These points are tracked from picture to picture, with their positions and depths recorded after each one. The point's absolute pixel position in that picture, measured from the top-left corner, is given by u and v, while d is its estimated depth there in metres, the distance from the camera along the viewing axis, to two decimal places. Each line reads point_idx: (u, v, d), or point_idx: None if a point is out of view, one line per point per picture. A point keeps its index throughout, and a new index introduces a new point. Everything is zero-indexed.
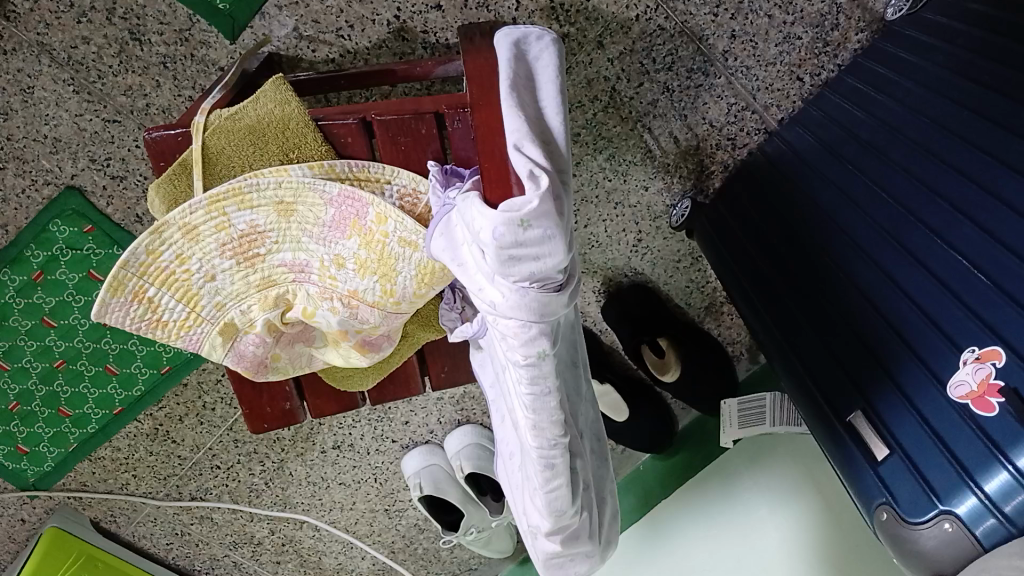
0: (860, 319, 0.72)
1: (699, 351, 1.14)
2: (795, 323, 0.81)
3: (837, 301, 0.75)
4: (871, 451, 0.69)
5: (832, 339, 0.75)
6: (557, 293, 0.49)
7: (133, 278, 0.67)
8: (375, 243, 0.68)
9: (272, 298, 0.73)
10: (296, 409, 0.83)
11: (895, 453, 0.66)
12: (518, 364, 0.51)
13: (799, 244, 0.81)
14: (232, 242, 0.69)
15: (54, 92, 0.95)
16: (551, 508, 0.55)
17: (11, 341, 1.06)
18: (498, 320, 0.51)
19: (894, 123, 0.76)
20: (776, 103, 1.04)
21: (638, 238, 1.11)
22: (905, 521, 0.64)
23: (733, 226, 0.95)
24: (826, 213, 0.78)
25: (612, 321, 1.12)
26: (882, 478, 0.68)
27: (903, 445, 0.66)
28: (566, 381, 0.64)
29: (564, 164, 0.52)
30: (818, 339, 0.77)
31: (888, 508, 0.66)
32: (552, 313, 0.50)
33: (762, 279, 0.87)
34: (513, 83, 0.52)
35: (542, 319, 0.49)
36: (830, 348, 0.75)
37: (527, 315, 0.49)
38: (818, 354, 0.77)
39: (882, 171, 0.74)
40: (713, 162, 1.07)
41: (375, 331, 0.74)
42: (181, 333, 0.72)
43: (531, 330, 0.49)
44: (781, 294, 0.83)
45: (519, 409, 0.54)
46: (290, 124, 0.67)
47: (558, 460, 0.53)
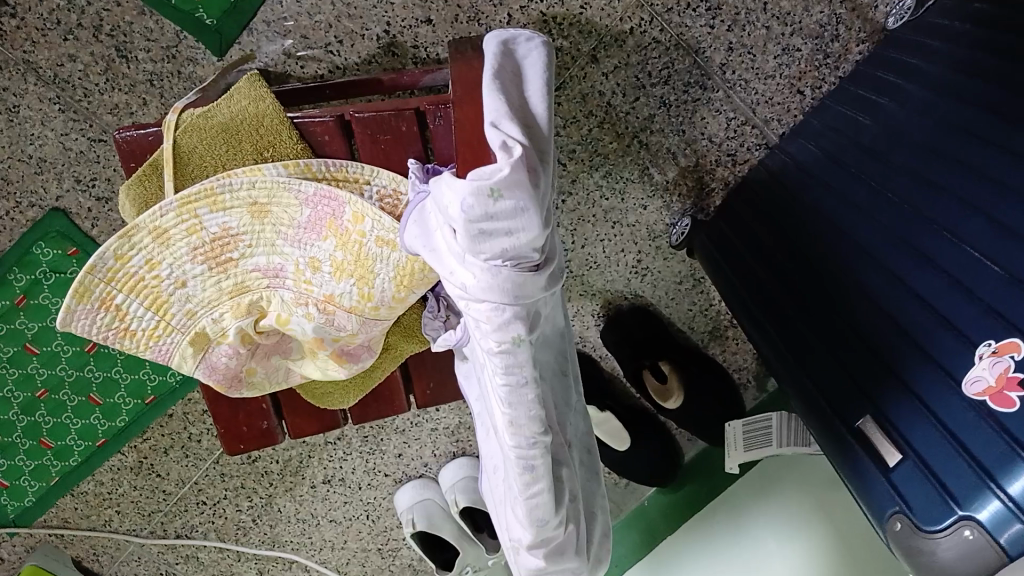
0: (869, 328, 0.67)
1: (701, 378, 1.08)
2: (808, 342, 0.76)
3: (846, 311, 0.70)
4: (883, 458, 0.64)
5: (843, 352, 0.70)
6: (533, 274, 0.45)
7: (101, 285, 0.65)
8: (352, 243, 0.64)
9: (245, 305, 0.69)
10: (273, 428, 0.78)
11: (907, 458, 0.61)
12: (491, 353, 0.46)
13: (801, 254, 0.78)
14: (203, 245, 0.66)
15: (40, 111, 0.95)
16: (532, 518, 0.50)
17: None
18: (467, 303, 0.47)
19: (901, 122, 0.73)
20: (777, 117, 1.00)
21: (638, 260, 1.07)
22: (921, 530, 0.58)
23: (736, 248, 0.91)
24: (828, 220, 0.75)
25: (611, 345, 1.08)
26: (894, 486, 0.62)
27: (916, 449, 0.61)
28: (551, 389, 0.60)
29: (546, 149, 0.49)
30: (824, 348, 0.73)
31: (901, 517, 0.61)
32: (528, 297, 0.45)
33: (770, 300, 0.83)
34: (497, 73, 0.50)
35: (516, 302, 0.45)
36: (837, 356, 0.71)
37: (500, 297, 0.44)
38: (830, 371, 0.72)
39: (884, 178, 0.71)
40: (713, 179, 1.03)
41: (353, 340, 0.68)
42: (150, 343, 0.69)
43: (505, 314, 0.45)
44: (791, 313, 0.79)
45: (496, 406, 0.49)
46: (264, 121, 0.65)
47: (540, 462, 0.48)
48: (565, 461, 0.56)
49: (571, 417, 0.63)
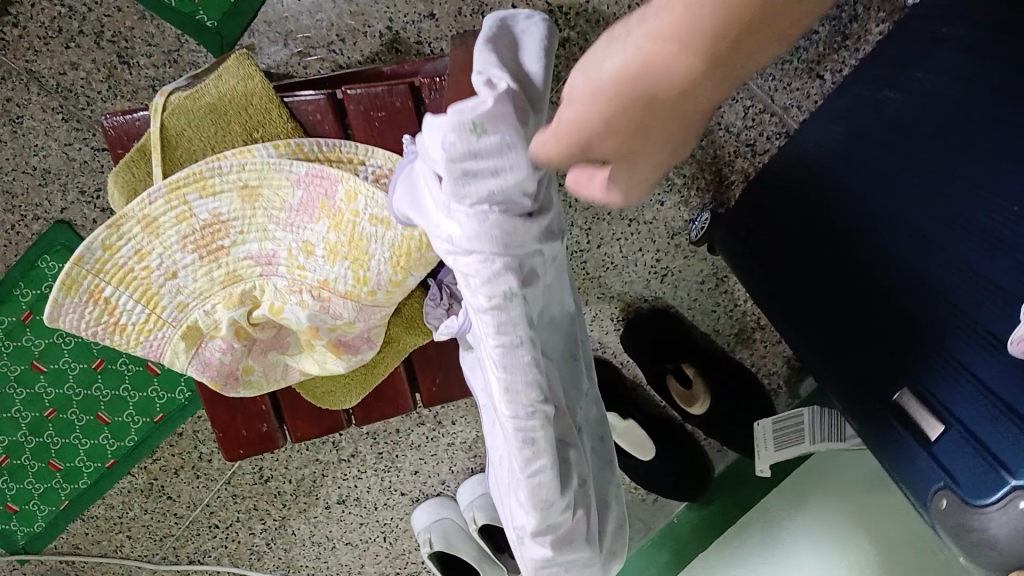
0: (907, 304, 0.61)
1: (726, 384, 1.03)
2: (840, 332, 0.69)
3: (881, 290, 0.64)
4: (925, 432, 0.59)
5: (883, 337, 0.64)
6: (524, 221, 0.41)
7: (89, 277, 0.62)
8: (345, 224, 0.61)
9: (237, 295, 0.65)
10: (273, 432, 0.74)
11: (951, 429, 0.57)
12: (481, 311, 0.42)
13: (818, 230, 0.71)
14: (194, 233, 0.64)
15: (43, 121, 0.94)
16: (535, 500, 0.45)
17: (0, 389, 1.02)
18: (452, 258, 0.43)
19: (904, 77, 0.66)
20: (796, 104, 0.94)
21: (657, 259, 1.02)
22: (970, 506, 0.54)
23: (749, 245, 0.85)
24: (845, 192, 0.68)
25: (631, 350, 1.02)
26: (937, 460, 0.58)
27: (962, 419, 0.56)
28: (557, 371, 0.55)
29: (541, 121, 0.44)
30: (863, 333, 0.66)
31: (947, 493, 0.56)
32: (520, 246, 0.41)
33: (791, 296, 0.76)
34: (490, 41, 0.46)
35: (507, 252, 0.41)
36: (878, 337, 0.65)
37: (490, 246, 0.40)
38: (872, 359, 0.66)
39: (897, 140, 0.65)
40: (733, 170, 0.98)
41: (351, 330, 0.64)
42: (140, 338, 0.65)
43: (495, 266, 0.41)
44: (817, 304, 0.72)
45: (490, 375, 0.45)
46: (253, 100, 0.62)
47: (541, 435, 0.44)
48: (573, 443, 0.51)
49: (580, 403, 0.58)
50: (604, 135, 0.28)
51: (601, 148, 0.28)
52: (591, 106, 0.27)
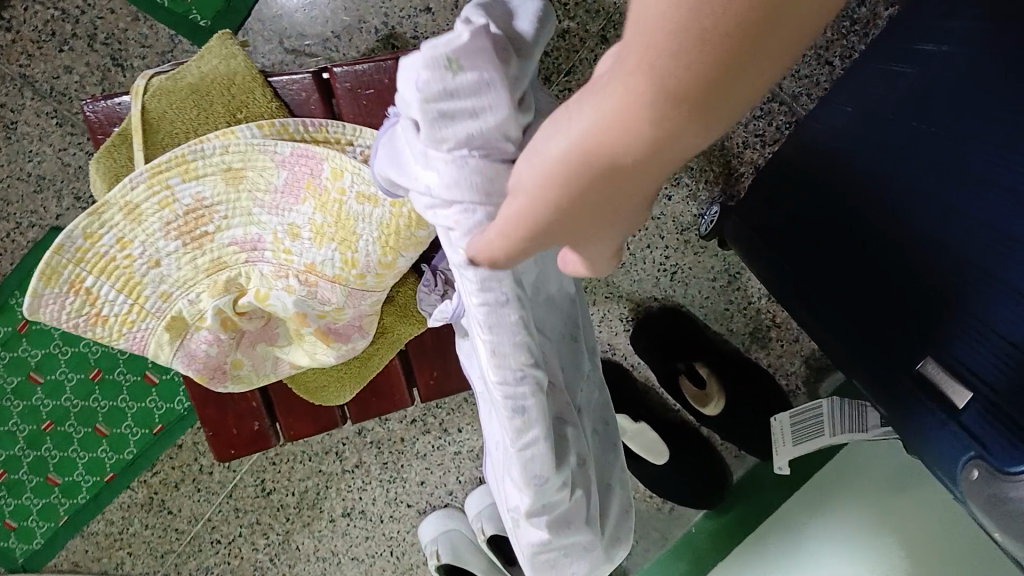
0: (932, 276, 0.54)
1: (740, 384, 0.98)
2: (857, 322, 0.61)
3: (901, 257, 0.56)
4: (951, 401, 0.53)
5: (907, 319, 0.56)
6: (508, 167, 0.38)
7: (69, 266, 0.60)
8: (331, 203, 0.58)
9: (222, 283, 0.63)
10: (266, 431, 0.71)
11: (983, 394, 0.51)
12: (463, 267, 0.39)
13: (831, 201, 0.62)
14: (176, 219, 0.61)
15: (37, 126, 0.93)
16: (526, 476, 0.42)
17: None
18: (435, 210, 0.40)
19: (910, 33, 0.58)
20: (805, 91, 0.91)
21: (665, 256, 0.98)
22: (1010, 471, 0.48)
23: (753, 239, 0.78)
24: (844, 156, 0.61)
25: (641, 350, 0.98)
26: (968, 430, 0.52)
27: (995, 382, 0.51)
28: (555, 351, 0.52)
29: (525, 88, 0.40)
30: (887, 309, 0.58)
31: (980, 463, 0.50)
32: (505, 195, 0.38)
33: (797, 291, 0.68)
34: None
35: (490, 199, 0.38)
36: (903, 312, 0.57)
37: (470, 194, 0.38)
38: (897, 346, 0.57)
39: (902, 103, 0.57)
40: (741, 162, 0.93)
41: (340, 317, 0.62)
42: (123, 330, 0.63)
43: (477, 216, 0.38)
44: (826, 295, 0.64)
45: (477, 340, 0.42)
46: (236, 80, 0.61)
47: (532, 404, 0.41)
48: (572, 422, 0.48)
49: (581, 386, 0.55)
50: (552, 214, 0.32)
51: (547, 230, 0.33)
52: (539, 188, 0.31)
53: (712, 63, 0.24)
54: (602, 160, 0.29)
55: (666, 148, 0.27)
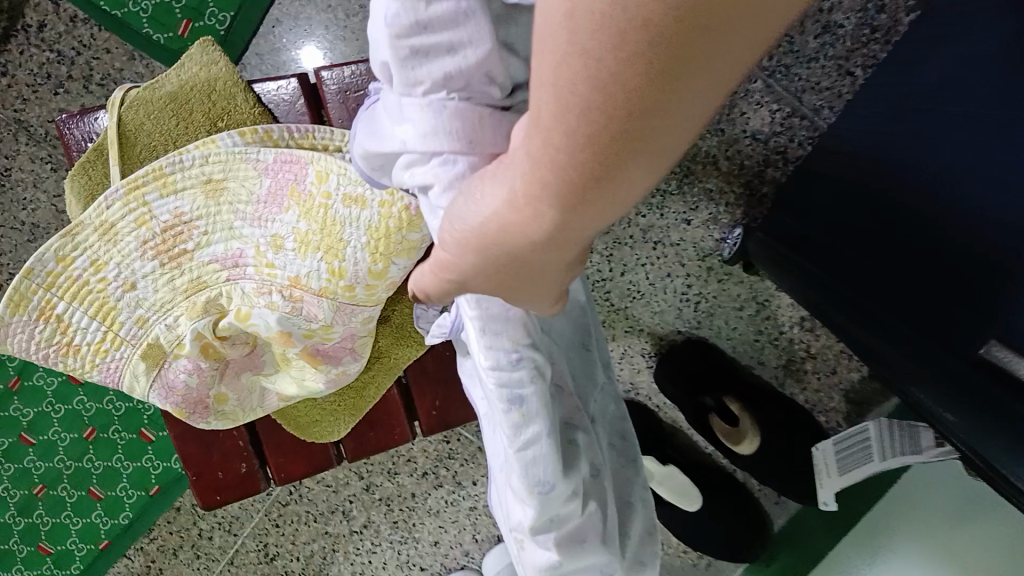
0: (1001, 249, 0.46)
1: (777, 417, 0.89)
2: (916, 317, 0.52)
3: (950, 238, 0.49)
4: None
5: (974, 306, 0.48)
6: (491, 114, 0.34)
7: (39, 291, 0.56)
8: (315, 210, 0.55)
9: (201, 304, 0.58)
10: (255, 472, 0.65)
11: None
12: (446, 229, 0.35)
13: (865, 195, 0.57)
14: (153, 238, 0.57)
15: (32, 173, 0.86)
16: (530, 483, 0.39)
17: None
18: (412, 167, 0.35)
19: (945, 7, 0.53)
20: (827, 104, 0.82)
21: (687, 285, 0.91)
22: None
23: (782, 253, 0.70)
24: (870, 152, 0.56)
25: (666, 385, 0.91)
26: None
27: None
28: (566, 360, 0.48)
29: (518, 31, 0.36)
30: (942, 301, 0.51)
31: None
32: (488, 144, 0.34)
33: (835, 300, 0.60)
34: None
35: (471, 149, 0.34)
36: (964, 302, 0.49)
37: (449, 143, 0.33)
38: (960, 338, 0.49)
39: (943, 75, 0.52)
40: (763, 181, 0.86)
41: (329, 337, 0.58)
42: (96, 360, 0.58)
43: (458, 167, 0.34)
44: (875, 297, 0.56)
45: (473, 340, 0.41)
46: (216, 87, 0.59)
47: (531, 392, 0.39)
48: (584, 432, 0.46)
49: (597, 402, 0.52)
50: (474, 274, 0.35)
51: (475, 283, 0.36)
52: (458, 254, 0.35)
53: (616, 119, 0.24)
54: (537, 203, 0.29)
55: (558, 235, 0.30)
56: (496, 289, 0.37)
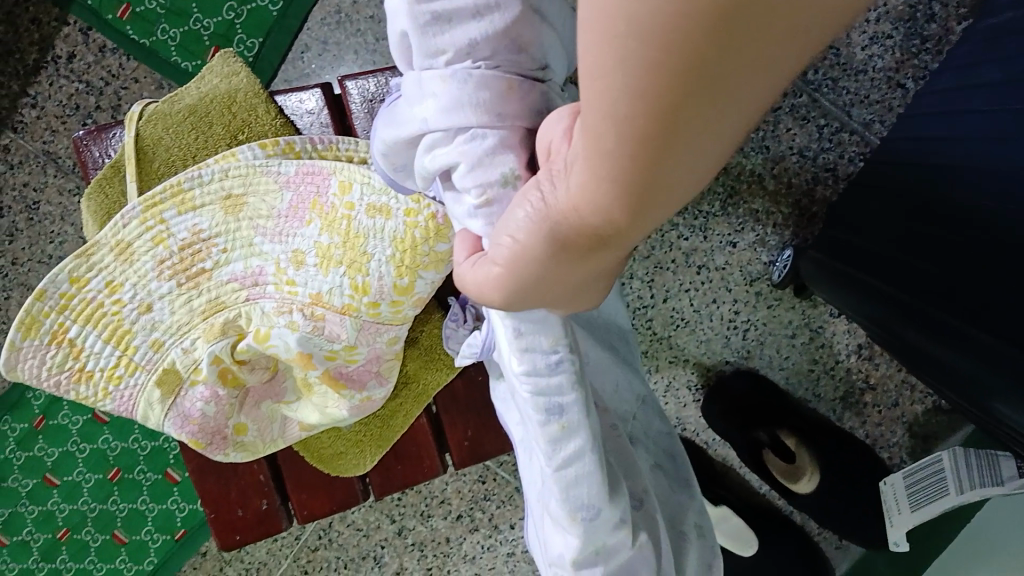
0: None
1: (835, 453, 0.82)
2: (980, 314, 0.47)
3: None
4: None
5: None
6: (519, 83, 0.34)
7: (51, 314, 0.54)
8: (338, 221, 0.54)
9: (219, 326, 0.56)
10: (275, 510, 0.61)
11: None
12: (477, 205, 0.35)
13: (934, 200, 0.52)
14: (171, 257, 0.56)
15: (60, 205, 0.85)
16: (572, 507, 0.38)
17: (12, 506, 0.89)
18: (433, 149, 0.34)
19: None
20: (878, 118, 0.78)
21: (734, 312, 0.85)
22: None
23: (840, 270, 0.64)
24: (939, 154, 0.52)
25: (715, 418, 0.85)
26: None
27: None
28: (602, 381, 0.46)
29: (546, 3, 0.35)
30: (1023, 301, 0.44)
31: None
32: (516, 115, 0.34)
33: (903, 314, 0.54)
34: None
35: (499, 121, 0.33)
36: None
37: (476, 112, 0.33)
38: None
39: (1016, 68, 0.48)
40: (814, 201, 0.80)
41: (353, 359, 0.56)
42: (109, 388, 0.56)
43: (487, 141, 0.33)
44: (941, 304, 0.50)
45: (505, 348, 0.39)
46: (236, 98, 0.58)
47: (569, 402, 0.38)
48: (618, 456, 0.46)
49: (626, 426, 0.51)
50: (518, 291, 0.34)
51: (520, 302, 0.35)
52: (502, 275, 0.34)
53: (645, 136, 0.23)
54: (581, 214, 0.28)
55: (608, 244, 0.29)
56: (538, 303, 0.36)
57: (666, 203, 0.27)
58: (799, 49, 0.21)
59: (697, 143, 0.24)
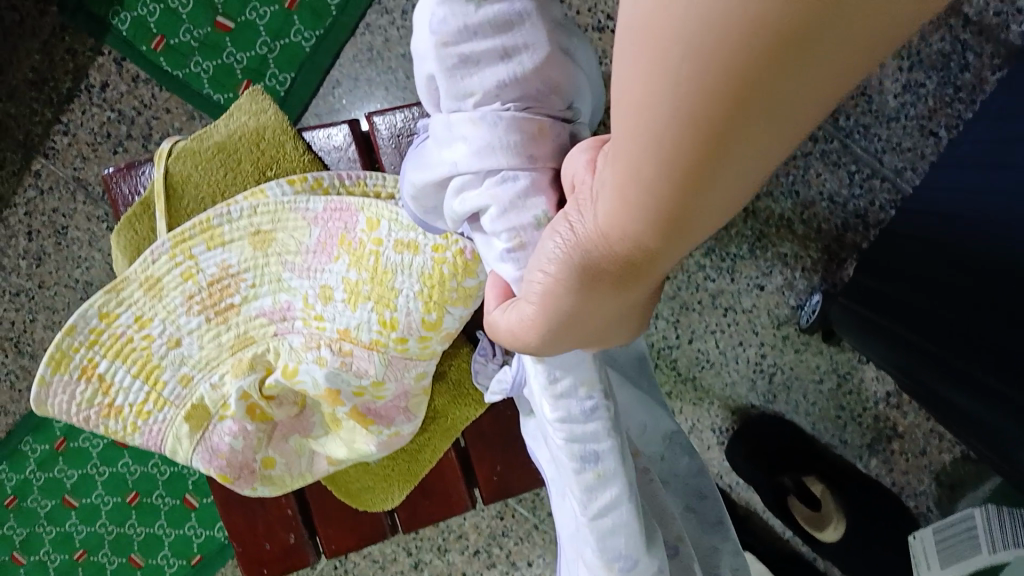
0: None
1: (863, 500, 0.81)
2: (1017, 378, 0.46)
3: None
4: None
5: None
6: (547, 124, 0.34)
7: (80, 349, 0.55)
8: (366, 256, 0.54)
9: (247, 361, 0.57)
10: (302, 544, 0.61)
11: None
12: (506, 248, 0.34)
13: (968, 258, 0.51)
14: (200, 293, 0.57)
15: (88, 231, 0.86)
16: (609, 557, 0.39)
17: (30, 527, 0.90)
18: (463, 192, 0.34)
19: None
20: (909, 166, 0.77)
21: (761, 354, 0.84)
22: None
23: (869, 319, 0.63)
24: (971, 211, 0.51)
25: (742, 460, 0.84)
26: None
27: None
28: None
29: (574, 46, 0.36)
30: None
31: None
32: (544, 157, 0.34)
33: (936, 365, 0.53)
34: None
35: (529, 163, 0.33)
36: None
37: (505, 155, 0.33)
38: None
39: None
40: (843, 246, 0.80)
41: (380, 395, 0.56)
42: (138, 423, 0.56)
43: (518, 183, 0.33)
44: (980, 363, 0.49)
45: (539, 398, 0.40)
46: (264, 135, 0.59)
47: (605, 449, 0.38)
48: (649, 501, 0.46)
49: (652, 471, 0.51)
50: (545, 326, 0.34)
51: (546, 338, 0.35)
52: (531, 307, 0.34)
53: (688, 159, 0.23)
54: (615, 243, 0.28)
55: (637, 274, 0.29)
56: (568, 340, 0.35)
57: (699, 230, 0.27)
58: (843, 86, 0.22)
59: (732, 177, 0.24)
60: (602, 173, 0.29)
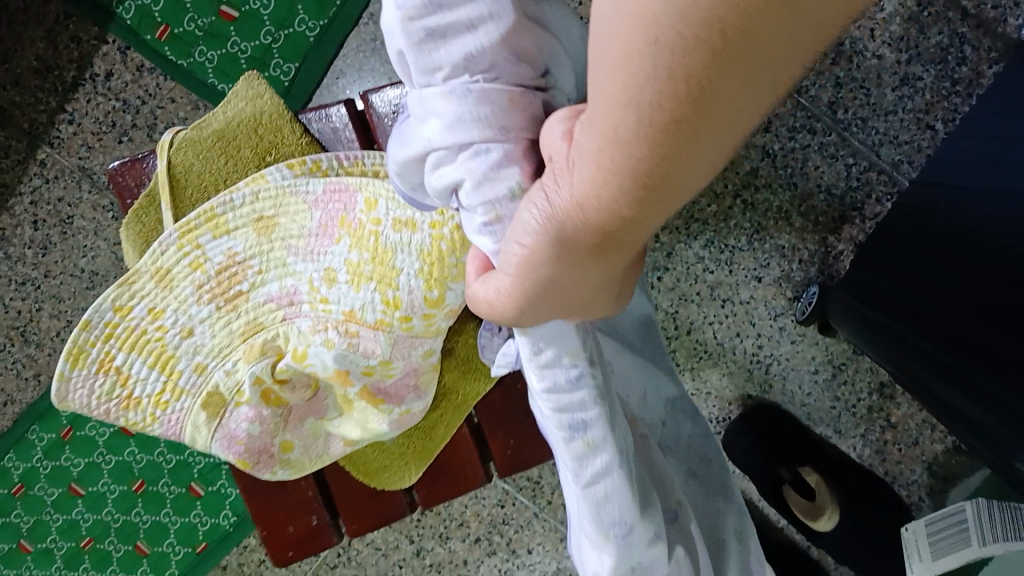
0: None
1: (859, 491, 0.83)
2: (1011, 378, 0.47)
3: None
4: None
5: None
6: (518, 92, 0.34)
7: (97, 344, 0.56)
8: (366, 237, 0.55)
9: (258, 347, 0.58)
10: (324, 526, 0.63)
11: None
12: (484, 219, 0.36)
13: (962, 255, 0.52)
14: (209, 282, 0.57)
15: (94, 220, 0.86)
16: (604, 522, 0.43)
17: (36, 515, 0.90)
18: (440, 167, 0.35)
19: None
20: (907, 158, 0.78)
21: (759, 345, 0.85)
22: None
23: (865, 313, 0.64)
24: (969, 208, 0.52)
25: (744, 449, 0.86)
26: None
27: None
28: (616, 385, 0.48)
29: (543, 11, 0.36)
30: None
31: None
32: (516, 125, 0.34)
33: (928, 361, 0.54)
34: None
35: (501, 134, 0.34)
36: None
37: (477, 128, 0.33)
38: None
39: None
40: (840, 238, 0.81)
41: (389, 373, 0.57)
42: (156, 412, 0.58)
43: (491, 155, 0.34)
44: (974, 364, 0.50)
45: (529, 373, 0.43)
46: (262, 120, 0.59)
47: (591, 417, 0.41)
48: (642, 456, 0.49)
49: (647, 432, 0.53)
50: (522, 296, 0.35)
51: (525, 308, 0.36)
52: (509, 278, 0.35)
53: (665, 117, 0.24)
54: (589, 208, 0.29)
55: (611, 241, 0.30)
56: (547, 311, 0.36)
57: (670, 196, 0.28)
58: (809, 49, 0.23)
59: (706, 139, 0.25)
60: (575, 143, 0.29)
